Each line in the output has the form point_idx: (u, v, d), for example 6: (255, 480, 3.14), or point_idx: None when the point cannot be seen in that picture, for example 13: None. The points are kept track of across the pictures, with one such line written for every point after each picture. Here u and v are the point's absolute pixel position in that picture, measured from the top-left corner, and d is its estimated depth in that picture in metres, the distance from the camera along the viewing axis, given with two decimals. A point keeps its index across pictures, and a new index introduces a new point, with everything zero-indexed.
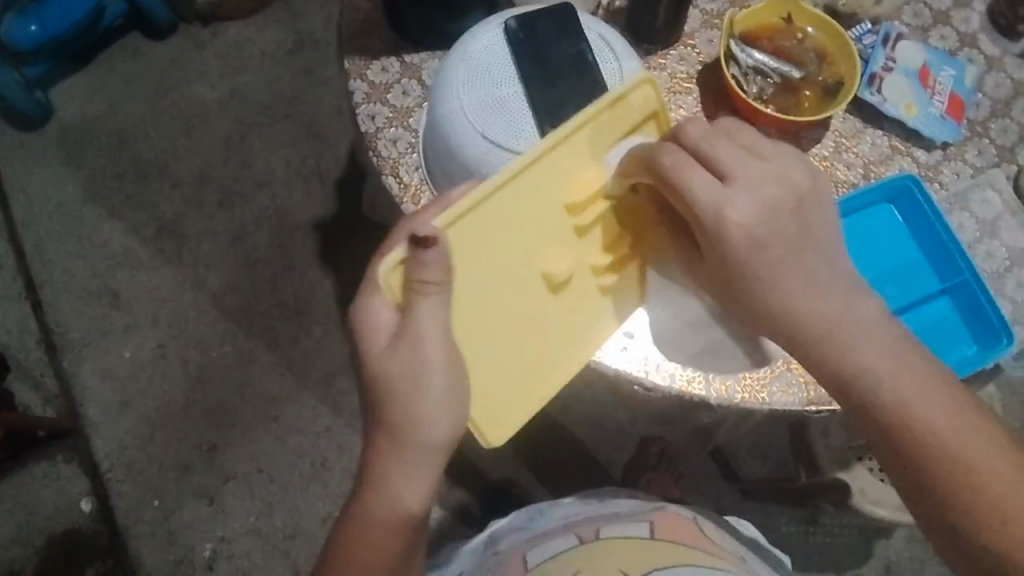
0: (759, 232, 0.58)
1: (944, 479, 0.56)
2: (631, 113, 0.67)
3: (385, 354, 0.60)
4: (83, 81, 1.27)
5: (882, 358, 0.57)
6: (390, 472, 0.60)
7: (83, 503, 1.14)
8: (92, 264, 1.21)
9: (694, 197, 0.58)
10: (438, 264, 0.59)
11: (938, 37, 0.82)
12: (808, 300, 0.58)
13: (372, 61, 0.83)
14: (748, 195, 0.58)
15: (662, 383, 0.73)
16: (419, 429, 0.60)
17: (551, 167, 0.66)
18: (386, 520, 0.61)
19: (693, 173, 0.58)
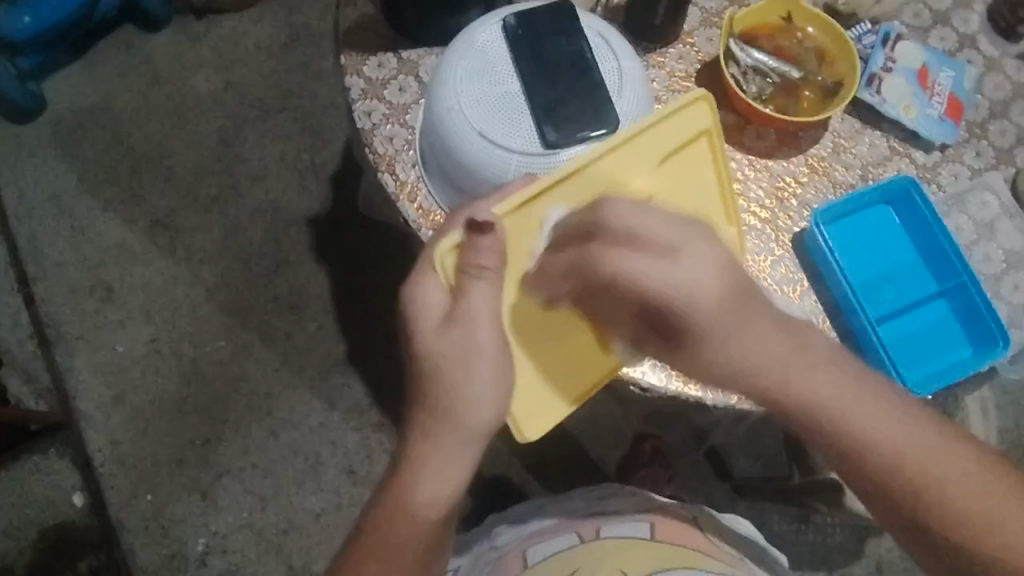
0: (706, 313, 0.56)
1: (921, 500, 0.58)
2: (688, 126, 0.67)
3: (436, 335, 0.59)
4: (75, 73, 1.26)
5: (835, 398, 0.58)
6: (437, 452, 0.60)
7: (75, 497, 1.14)
8: (85, 257, 1.20)
9: (642, 287, 0.57)
10: (493, 249, 0.60)
11: (937, 38, 0.82)
12: (753, 359, 0.57)
13: (368, 56, 0.82)
14: (698, 270, 0.56)
15: (659, 384, 0.74)
16: (468, 412, 0.60)
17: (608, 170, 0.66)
18: (425, 500, 0.60)
19: (633, 263, 0.56)
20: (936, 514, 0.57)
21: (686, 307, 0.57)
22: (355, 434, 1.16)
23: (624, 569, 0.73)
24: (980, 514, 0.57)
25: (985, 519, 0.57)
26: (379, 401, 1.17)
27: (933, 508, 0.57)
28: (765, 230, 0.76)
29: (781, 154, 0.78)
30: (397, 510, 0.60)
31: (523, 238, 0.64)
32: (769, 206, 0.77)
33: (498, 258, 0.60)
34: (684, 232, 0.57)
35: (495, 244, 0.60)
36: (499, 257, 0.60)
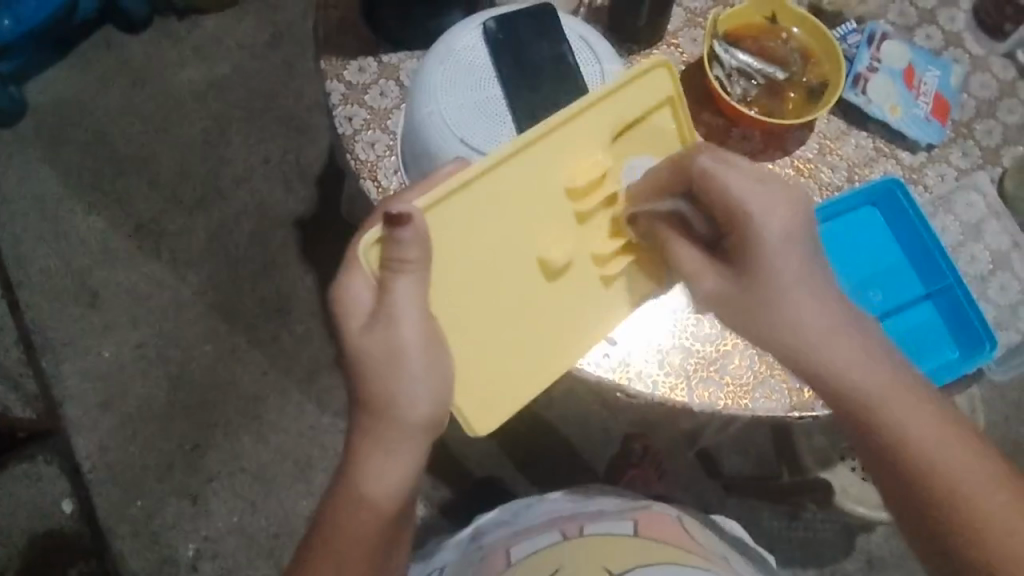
0: (790, 237, 0.59)
1: (948, 483, 0.54)
2: (643, 101, 0.65)
3: (363, 333, 0.59)
4: (57, 75, 1.24)
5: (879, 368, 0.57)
6: (376, 447, 0.58)
7: (65, 504, 1.13)
8: (70, 262, 1.19)
9: (736, 199, 0.58)
10: (414, 242, 0.58)
11: (923, 37, 0.81)
12: (814, 316, 0.58)
13: (349, 61, 0.81)
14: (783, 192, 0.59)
15: (646, 391, 0.73)
16: (399, 406, 0.58)
17: (550, 151, 0.64)
18: (373, 494, 0.59)
19: (733, 176, 0.58)
20: (963, 500, 0.53)
21: (768, 230, 0.58)
22: (345, 436, 1.15)
23: (609, 568, 0.71)
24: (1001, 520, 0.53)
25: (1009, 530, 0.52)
26: None
27: (951, 499, 0.54)
28: None
29: (767, 156, 0.77)
30: (352, 505, 0.59)
31: (451, 228, 0.63)
32: None
33: (419, 249, 0.59)
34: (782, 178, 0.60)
35: (417, 236, 0.58)
36: (421, 249, 0.59)
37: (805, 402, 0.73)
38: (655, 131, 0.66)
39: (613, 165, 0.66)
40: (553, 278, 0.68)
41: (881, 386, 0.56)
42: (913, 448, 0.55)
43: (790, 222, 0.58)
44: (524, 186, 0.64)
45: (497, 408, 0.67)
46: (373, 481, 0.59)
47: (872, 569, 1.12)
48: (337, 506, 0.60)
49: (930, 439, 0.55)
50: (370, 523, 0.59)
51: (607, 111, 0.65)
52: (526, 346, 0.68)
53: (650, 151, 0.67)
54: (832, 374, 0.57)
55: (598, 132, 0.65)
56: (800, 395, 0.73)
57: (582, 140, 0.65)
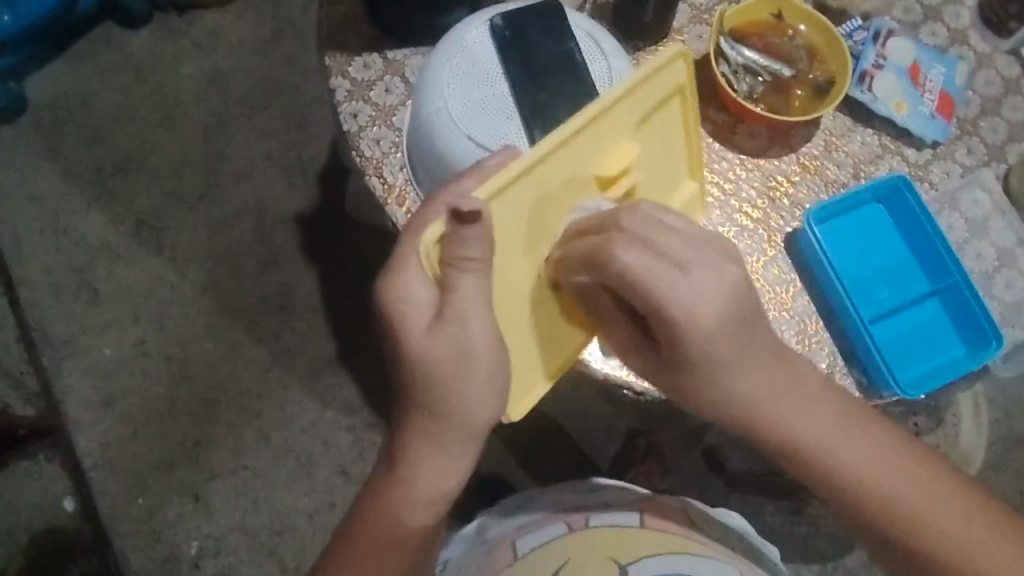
0: (718, 327, 0.57)
1: (896, 518, 0.61)
2: (675, 75, 0.63)
3: (426, 336, 0.57)
4: (56, 71, 1.24)
5: (817, 412, 0.62)
6: (435, 447, 0.60)
7: (66, 502, 1.13)
8: (71, 260, 1.19)
9: (663, 301, 0.56)
10: (479, 242, 0.55)
11: (928, 33, 0.81)
12: (745, 379, 0.60)
13: (353, 58, 0.81)
14: (707, 275, 0.56)
15: (653, 388, 0.73)
16: (463, 408, 0.59)
17: (583, 143, 0.61)
18: (422, 493, 0.61)
19: (658, 272, 0.55)
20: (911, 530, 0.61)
21: (696, 326, 0.56)
22: (347, 433, 1.15)
23: (615, 557, 0.73)
24: (954, 547, 0.60)
25: (962, 548, 0.60)
26: (370, 400, 1.16)
27: (903, 530, 0.61)
28: (757, 231, 0.76)
29: (772, 152, 0.77)
30: (401, 494, 0.61)
31: (494, 225, 0.59)
32: (762, 205, 0.76)
33: (487, 247, 0.56)
34: (706, 248, 0.57)
35: (481, 235, 0.55)
36: (487, 247, 0.55)
37: None
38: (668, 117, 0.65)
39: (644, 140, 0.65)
40: None
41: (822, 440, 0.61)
42: (863, 492, 0.61)
43: (718, 311, 0.56)
44: (574, 169, 0.61)
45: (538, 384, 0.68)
46: (428, 475, 0.60)
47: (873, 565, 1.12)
48: (385, 498, 0.61)
49: (881, 484, 0.61)
50: (416, 519, 0.62)
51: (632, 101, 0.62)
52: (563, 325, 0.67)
53: (671, 126, 0.66)
54: (781, 430, 0.61)
55: (636, 110, 0.62)
56: None
57: (623, 119, 0.62)
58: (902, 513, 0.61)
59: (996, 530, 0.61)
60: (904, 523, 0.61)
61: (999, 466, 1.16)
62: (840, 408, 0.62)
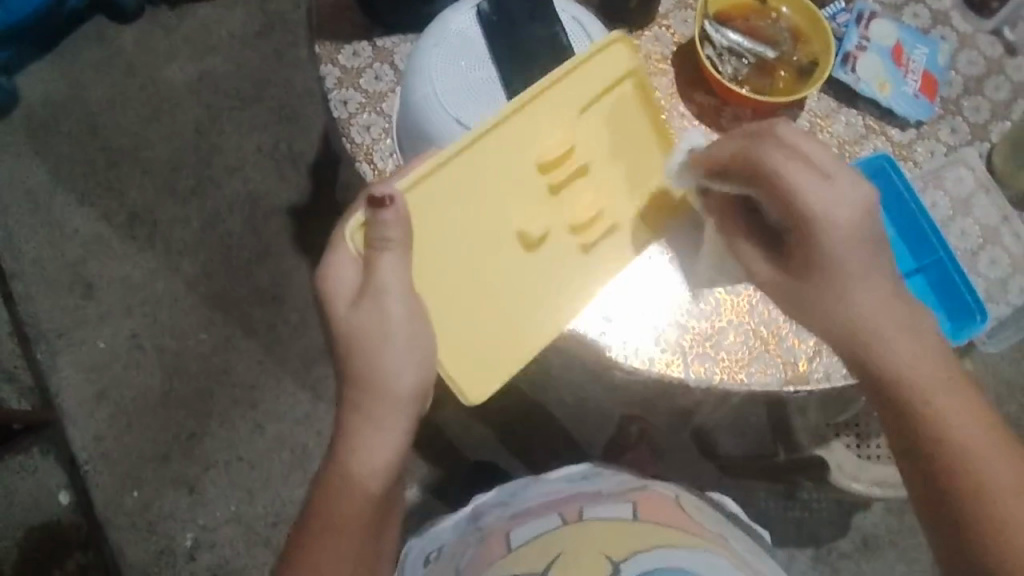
0: (850, 242, 0.60)
1: (973, 480, 0.54)
2: (605, 77, 0.70)
3: (350, 309, 0.60)
4: (47, 67, 1.24)
5: (929, 359, 0.58)
6: (363, 422, 0.61)
7: (61, 496, 1.13)
8: (64, 254, 1.19)
9: (798, 197, 0.59)
10: (398, 223, 0.60)
11: (911, 15, 0.82)
12: (874, 301, 0.60)
13: (342, 45, 0.81)
14: (854, 196, 0.60)
15: (641, 367, 0.73)
16: (384, 379, 0.60)
17: (522, 129, 0.69)
18: (357, 470, 0.60)
19: (797, 172, 0.59)
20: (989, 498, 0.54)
21: (829, 227, 0.60)
22: None
23: (609, 555, 0.69)
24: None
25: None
26: None
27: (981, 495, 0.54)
28: None
29: None
30: (346, 477, 0.60)
31: (430, 210, 0.67)
32: None
33: (404, 230, 0.60)
34: (848, 170, 0.60)
35: (399, 217, 0.60)
36: (405, 229, 0.60)
37: (799, 376, 0.73)
38: (618, 104, 0.71)
39: (581, 137, 0.71)
40: (530, 246, 0.71)
41: (930, 383, 0.57)
42: (956, 429, 0.56)
43: (853, 222, 0.60)
44: (499, 164, 0.69)
45: (488, 374, 0.70)
46: (364, 452, 0.60)
47: (868, 547, 1.14)
48: (329, 478, 0.61)
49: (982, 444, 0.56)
50: (358, 500, 0.61)
51: (574, 93, 0.70)
52: (510, 312, 0.71)
53: (614, 124, 0.71)
54: (898, 362, 0.59)
55: (564, 108, 0.69)
56: (795, 369, 0.73)
57: (547, 119, 0.69)
58: (965, 463, 0.55)
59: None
60: (988, 479, 0.54)
61: None
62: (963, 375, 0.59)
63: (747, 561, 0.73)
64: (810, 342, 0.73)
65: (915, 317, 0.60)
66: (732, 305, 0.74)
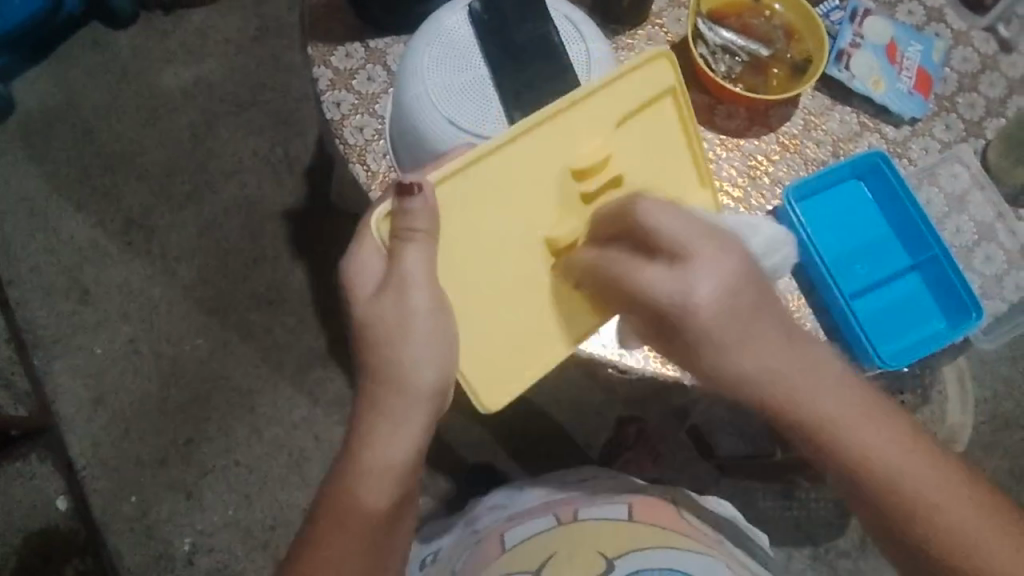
0: (720, 325, 0.56)
1: (910, 518, 0.57)
2: (650, 87, 0.67)
3: (373, 299, 0.60)
4: (42, 73, 1.24)
5: (835, 403, 0.57)
6: (385, 417, 0.60)
7: (60, 502, 1.13)
8: (60, 260, 1.19)
9: (658, 297, 0.57)
10: (424, 213, 0.60)
11: (905, 13, 0.82)
12: (760, 363, 0.57)
13: (335, 47, 0.81)
14: (714, 276, 0.56)
15: (636, 365, 0.73)
16: (406, 374, 0.59)
17: (554, 135, 0.66)
18: (375, 466, 0.60)
19: (652, 274, 0.57)
20: (930, 528, 0.56)
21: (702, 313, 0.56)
22: (339, 427, 1.15)
23: (603, 551, 0.69)
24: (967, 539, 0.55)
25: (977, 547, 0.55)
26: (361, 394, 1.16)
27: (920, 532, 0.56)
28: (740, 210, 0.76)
29: (753, 132, 0.78)
30: (358, 469, 0.60)
31: (454, 209, 0.65)
32: (743, 185, 0.77)
33: (430, 220, 0.61)
34: (709, 240, 0.57)
35: (426, 208, 0.61)
36: (431, 220, 0.61)
37: None
38: (658, 119, 0.68)
39: (621, 147, 0.68)
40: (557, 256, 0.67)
41: (849, 432, 0.57)
42: (878, 472, 0.57)
43: (722, 302, 0.56)
44: (529, 168, 0.66)
45: (505, 384, 0.67)
46: (382, 447, 0.60)
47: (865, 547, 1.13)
48: (343, 475, 0.61)
49: (917, 471, 0.57)
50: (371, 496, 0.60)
51: (613, 102, 0.67)
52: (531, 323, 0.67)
53: (655, 136, 0.68)
54: (816, 415, 0.57)
55: (604, 115, 0.66)
56: None
57: (587, 125, 0.66)
58: (899, 503, 0.57)
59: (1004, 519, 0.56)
60: (926, 511, 0.56)
61: (988, 446, 1.17)
62: (873, 403, 0.58)
63: (740, 562, 0.74)
64: None
65: (811, 358, 0.58)
66: None
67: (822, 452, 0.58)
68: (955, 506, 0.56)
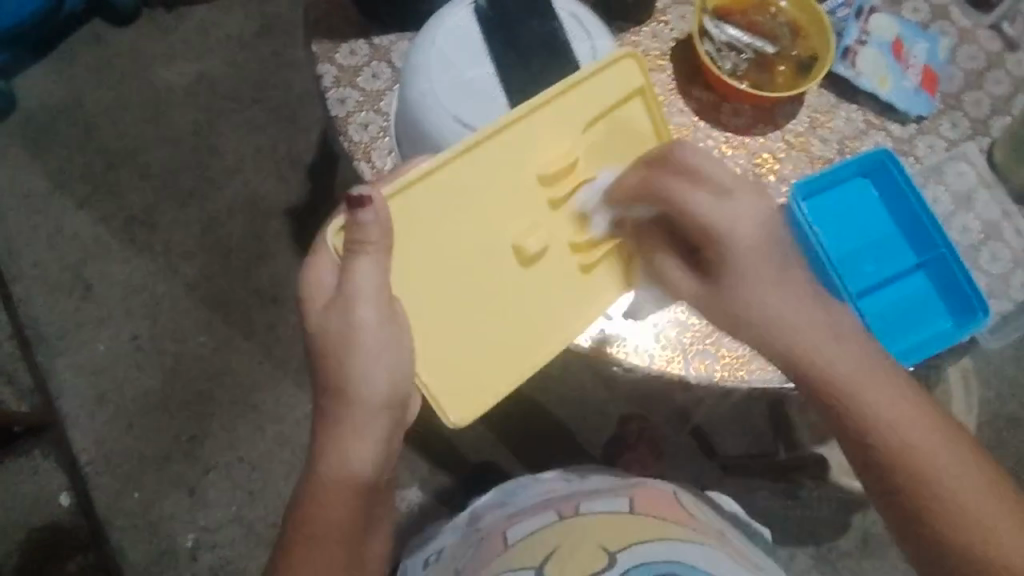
0: (756, 250, 0.62)
1: (923, 495, 0.57)
2: (617, 90, 0.67)
3: (323, 314, 0.60)
4: (44, 69, 1.24)
5: (863, 364, 0.59)
6: (341, 430, 0.60)
7: (62, 498, 1.12)
8: (64, 256, 1.19)
9: (700, 215, 0.61)
10: (377, 224, 0.58)
11: (910, 9, 0.82)
12: (786, 309, 0.62)
13: (340, 44, 0.81)
14: (749, 202, 0.62)
15: (642, 363, 0.73)
16: (359, 386, 0.60)
17: (520, 140, 0.66)
18: (335, 480, 0.61)
19: (694, 193, 0.61)
20: (941, 507, 0.56)
21: (736, 242, 0.62)
22: None
23: (606, 545, 0.69)
24: (978, 523, 0.55)
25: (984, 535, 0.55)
26: None
27: (935, 510, 0.56)
28: None
29: (758, 130, 0.78)
30: (322, 483, 0.61)
31: (418, 216, 0.64)
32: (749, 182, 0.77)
33: (382, 232, 0.59)
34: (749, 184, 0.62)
35: (379, 219, 0.58)
36: (383, 232, 0.59)
37: None
38: (626, 120, 0.68)
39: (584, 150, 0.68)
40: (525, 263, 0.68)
41: (872, 396, 0.58)
42: (902, 434, 0.58)
43: (758, 231, 0.62)
44: (497, 174, 0.66)
45: (475, 391, 0.67)
46: (340, 461, 0.60)
47: (867, 546, 1.13)
48: (308, 489, 0.62)
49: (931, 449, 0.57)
50: (336, 509, 0.61)
51: (579, 105, 0.67)
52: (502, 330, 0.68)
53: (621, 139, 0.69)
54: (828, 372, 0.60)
55: (571, 119, 0.67)
56: None
57: (550, 132, 0.66)
58: (920, 469, 0.57)
59: (997, 488, 0.57)
60: (935, 489, 0.56)
61: (993, 446, 1.17)
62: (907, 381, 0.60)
63: (745, 556, 0.73)
64: None
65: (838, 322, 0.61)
66: None
67: (839, 409, 0.59)
68: (967, 491, 0.56)
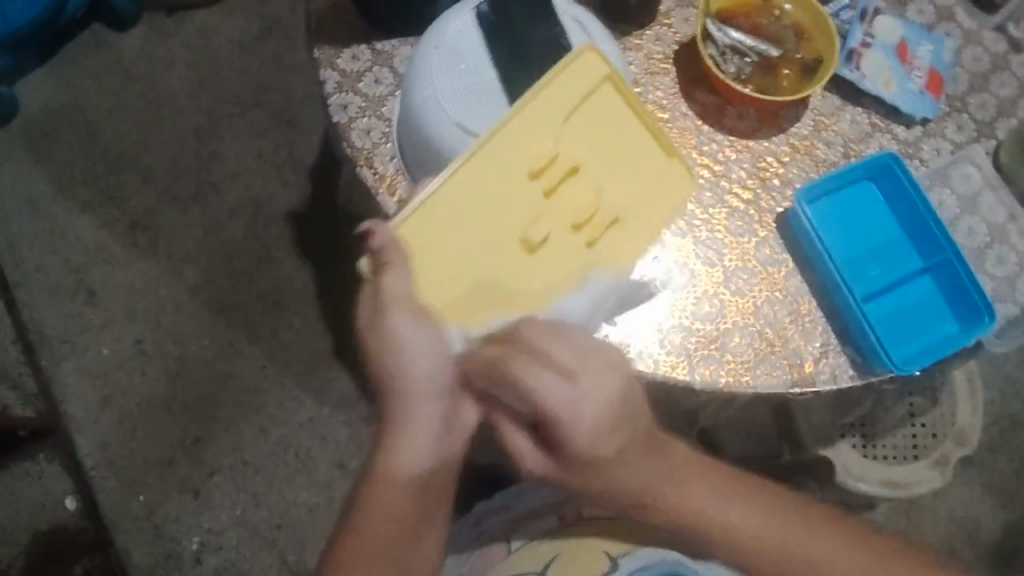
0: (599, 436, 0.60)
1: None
2: (586, 79, 0.67)
3: (367, 327, 0.62)
4: (46, 74, 1.24)
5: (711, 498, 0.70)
6: (398, 425, 0.62)
7: (68, 501, 1.13)
8: (67, 261, 1.19)
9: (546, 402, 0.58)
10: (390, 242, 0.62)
11: (915, 11, 0.82)
12: (633, 471, 0.67)
13: (342, 49, 0.81)
14: (591, 387, 0.59)
15: (649, 370, 0.72)
16: (406, 379, 0.61)
17: (509, 144, 0.66)
18: (394, 476, 0.62)
19: (540, 374, 0.58)
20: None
21: (577, 435, 0.59)
22: (345, 427, 1.16)
23: (607, 550, 0.73)
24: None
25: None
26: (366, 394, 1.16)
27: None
28: (748, 212, 0.76)
29: (762, 133, 0.78)
30: (382, 482, 0.63)
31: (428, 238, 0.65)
32: (752, 187, 0.77)
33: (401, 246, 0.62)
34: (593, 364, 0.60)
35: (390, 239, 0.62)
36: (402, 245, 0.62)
37: (805, 377, 0.73)
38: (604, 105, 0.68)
39: (570, 141, 0.67)
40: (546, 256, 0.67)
41: (735, 522, 0.70)
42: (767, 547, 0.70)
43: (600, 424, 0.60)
44: (494, 181, 0.66)
45: None
46: (399, 455, 0.62)
47: None
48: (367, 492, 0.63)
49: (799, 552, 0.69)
50: (393, 509, 0.63)
51: (556, 100, 0.67)
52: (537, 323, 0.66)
53: (602, 124, 0.68)
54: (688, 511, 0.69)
55: (553, 113, 0.67)
56: (802, 370, 0.73)
57: (537, 129, 0.66)
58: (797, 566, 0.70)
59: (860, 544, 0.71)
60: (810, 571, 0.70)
61: (995, 449, 1.18)
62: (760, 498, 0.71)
63: None
64: (817, 343, 0.74)
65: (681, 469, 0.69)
66: (737, 306, 0.74)
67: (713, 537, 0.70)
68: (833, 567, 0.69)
